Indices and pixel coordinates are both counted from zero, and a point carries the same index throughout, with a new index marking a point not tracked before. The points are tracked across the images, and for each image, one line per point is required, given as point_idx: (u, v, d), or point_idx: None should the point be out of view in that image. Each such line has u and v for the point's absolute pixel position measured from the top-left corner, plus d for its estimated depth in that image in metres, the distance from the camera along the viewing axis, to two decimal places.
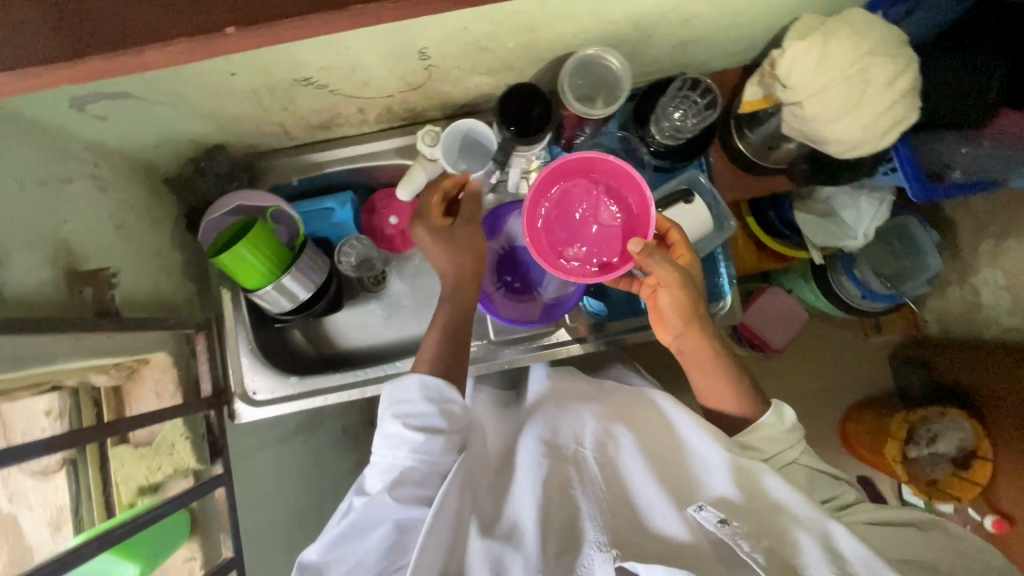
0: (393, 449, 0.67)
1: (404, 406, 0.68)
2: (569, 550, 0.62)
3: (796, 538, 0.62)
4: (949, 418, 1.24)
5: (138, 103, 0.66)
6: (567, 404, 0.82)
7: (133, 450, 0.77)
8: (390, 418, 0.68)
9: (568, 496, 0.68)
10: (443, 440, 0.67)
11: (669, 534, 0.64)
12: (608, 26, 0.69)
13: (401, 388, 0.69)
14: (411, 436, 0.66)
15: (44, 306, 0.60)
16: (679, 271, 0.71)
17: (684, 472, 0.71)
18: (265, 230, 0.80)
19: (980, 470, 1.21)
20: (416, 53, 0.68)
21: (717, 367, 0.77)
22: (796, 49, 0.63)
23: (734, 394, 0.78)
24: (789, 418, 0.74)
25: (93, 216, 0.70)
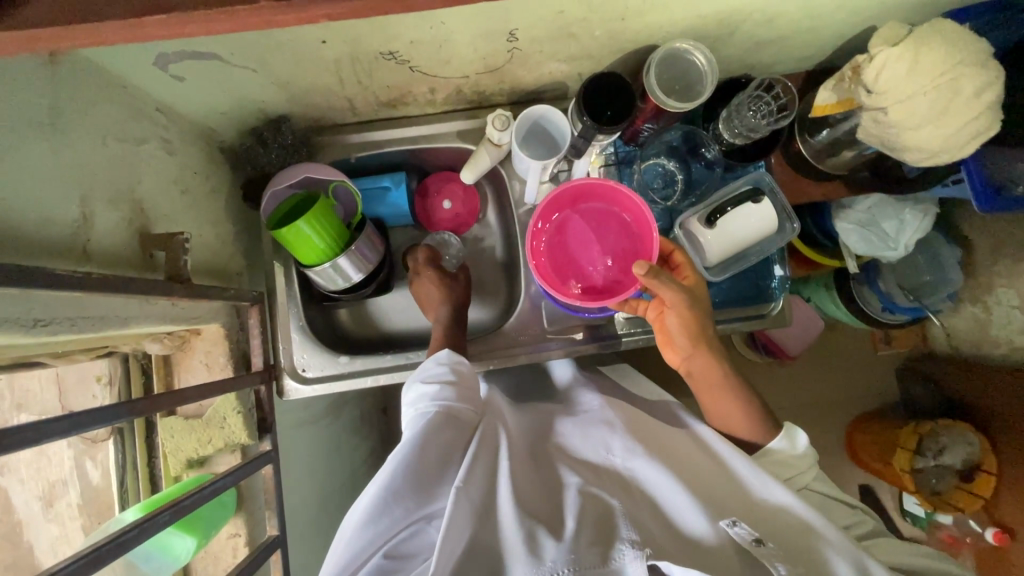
0: (415, 409, 0.69)
1: (426, 372, 0.72)
2: (600, 541, 0.57)
3: (832, 561, 0.57)
4: (958, 431, 1.24)
5: (219, 65, 0.65)
6: (597, 408, 0.79)
7: (183, 422, 0.75)
8: (413, 384, 0.72)
9: (595, 497, 0.63)
10: (455, 390, 0.70)
11: (698, 538, 0.59)
12: (696, 20, 0.69)
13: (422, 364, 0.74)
14: (427, 389, 0.70)
15: (116, 264, 0.59)
16: (684, 291, 0.71)
17: (713, 480, 0.67)
18: (328, 205, 0.78)
19: (982, 483, 1.21)
20: (505, 34, 0.67)
21: (725, 385, 0.76)
22: (888, 55, 0.63)
23: (740, 412, 0.76)
24: (801, 442, 0.72)
25: (161, 178, 0.68)
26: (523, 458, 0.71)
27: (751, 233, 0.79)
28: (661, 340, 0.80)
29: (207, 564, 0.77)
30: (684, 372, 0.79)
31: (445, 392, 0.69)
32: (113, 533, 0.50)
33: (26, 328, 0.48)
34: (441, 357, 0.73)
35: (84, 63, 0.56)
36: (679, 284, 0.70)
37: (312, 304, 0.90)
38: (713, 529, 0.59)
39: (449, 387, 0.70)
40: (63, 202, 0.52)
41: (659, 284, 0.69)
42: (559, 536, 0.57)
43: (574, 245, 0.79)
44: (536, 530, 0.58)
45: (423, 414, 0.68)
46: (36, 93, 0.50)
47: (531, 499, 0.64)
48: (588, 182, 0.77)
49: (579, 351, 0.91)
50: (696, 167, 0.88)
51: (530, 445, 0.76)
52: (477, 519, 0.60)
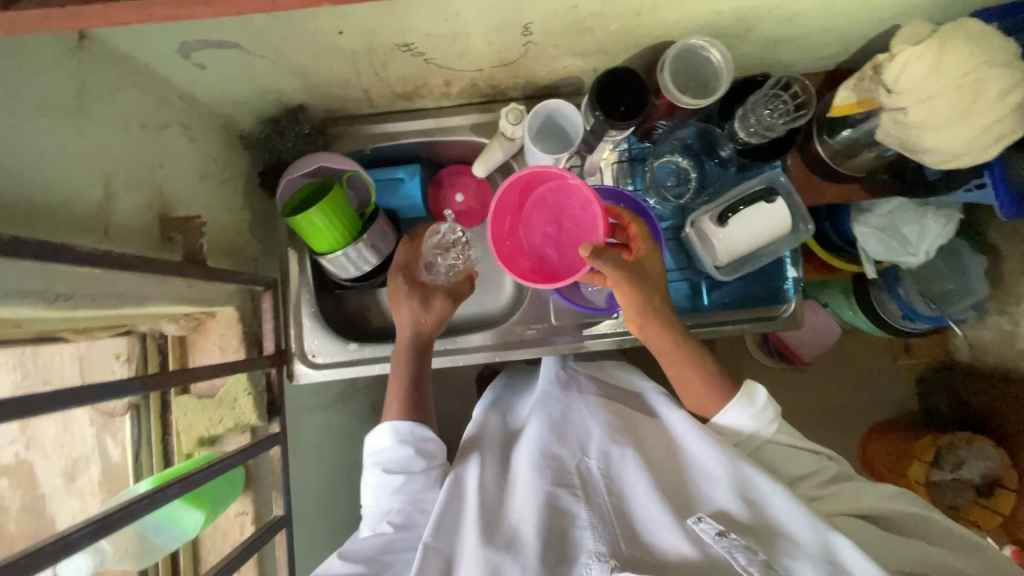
0: (381, 499, 0.71)
1: (383, 454, 0.73)
2: (563, 560, 0.58)
3: (796, 558, 0.57)
4: (977, 445, 1.21)
5: (239, 54, 0.66)
6: (571, 407, 0.78)
7: (195, 401, 0.78)
8: (373, 467, 0.73)
9: (565, 505, 0.63)
10: (422, 479, 0.72)
11: (665, 546, 0.58)
12: (713, 16, 0.69)
13: (377, 438, 0.74)
14: (390, 479, 0.71)
15: (136, 244, 0.61)
16: (625, 270, 0.69)
17: (684, 482, 0.67)
18: (341, 194, 0.79)
19: (1003, 500, 1.18)
20: (520, 27, 0.68)
21: (682, 354, 0.73)
22: (910, 53, 0.62)
23: (703, 386, 0.73)
24: (760, 399, 0.70)
25: (182, 164, 0.70)
26: (493, 469, 0.73)
27: (762, 232, 0.78)
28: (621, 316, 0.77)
29: (215, 540, 0.80)
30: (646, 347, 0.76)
31: (412, 484, 0.71)
32: (125, 501, 0.52)
33: (50, 302, 0.50)
34: (400, 436, 0.73)
35: (109, 49, 0.58)
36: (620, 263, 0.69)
37: (325, 292, 0.92)
38: (686, 539, 0.58)
39: (415, 478, 0.72)
40: (86, 182, 0.54)
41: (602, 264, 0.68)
42: (522, 557, 0.59)
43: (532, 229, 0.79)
44: (504, 556, 0.59)
45: (387, 508, 0.71)
46: (64, 77, 0.52)
47: (501, 519, 0.65)
48: (534, 170, 0.76)
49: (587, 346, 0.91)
50: (710, 165, 0.87)
51: (501, 450, 0.77)
52: (446, 561, 0.63)
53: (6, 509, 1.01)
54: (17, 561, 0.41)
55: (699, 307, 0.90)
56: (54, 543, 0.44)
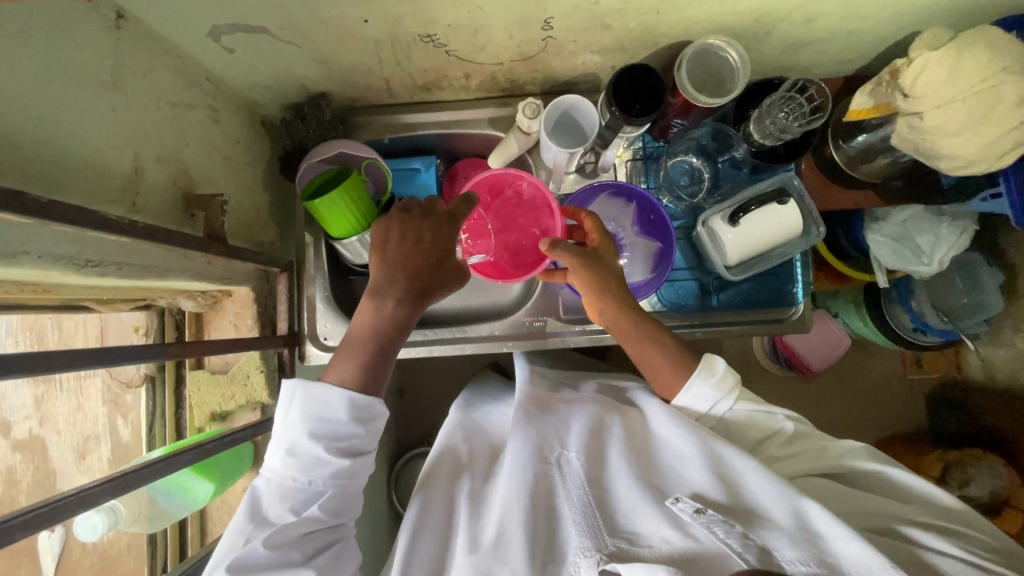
0: (312, 473, 0.61)
1: (328, 425, 0.62)
2: (552, 559, 0.59)
3: (770, 527, 0.57)
4: (987, 463, 1.20)
5: (267, 39, 0.68)
6: (546, 400, 0.77)
7: (209, 376, 0.80)
8: (308, 437, 0.61)
9: (548, 504, 0.64)
10: (362, 462, 0.64)
11: (647, 532, 0.58)
12: (732, 17, 0.69)
13: (322, 402, 0.62)
14: (332, 458, 0.61)
15: (161, 218, 0.63)
16: (584, 255, 0.71)
17: (659, 466, 0.66)
18: (359, 181, 0.81)
19: (1010, 520, 1.16)
20: (541, 22, 0.69)
21: (642, 336, 0.72)
22: (928, 58, 0.63)
23: (665, 362, 0.72)
24: (718, 369, 0.70)
25: (207, 144, 0.73)
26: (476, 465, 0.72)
27: (771, 235, 0.78)
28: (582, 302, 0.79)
29: (222, 514, 0.81)
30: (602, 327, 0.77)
31: (353, 468, 0.63)
32: (139, 464, 0.54)
33: (78, 267, 0.52)
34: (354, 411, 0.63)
35: (144, 29, 0.60)
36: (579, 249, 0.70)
37: (338, 277, 0.93)
38: (669, 525, 0.58)
39: (357, 463, 0.63)
40: (117, 156, 0.56)
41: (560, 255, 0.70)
42: (508, 555, 0.59)
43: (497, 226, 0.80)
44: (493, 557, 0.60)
45: (317, 487, 0.61)
46: (101, 53, 0.54)
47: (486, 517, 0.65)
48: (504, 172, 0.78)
49: (597, 339, 0.91)
50: (722, 166, 0.87)
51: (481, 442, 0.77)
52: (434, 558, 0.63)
53: (19, 482, 1.03)
54: (37, 511, 0.43)
55: (708, 307, 0.90)
56: (71, 497, 0.46)
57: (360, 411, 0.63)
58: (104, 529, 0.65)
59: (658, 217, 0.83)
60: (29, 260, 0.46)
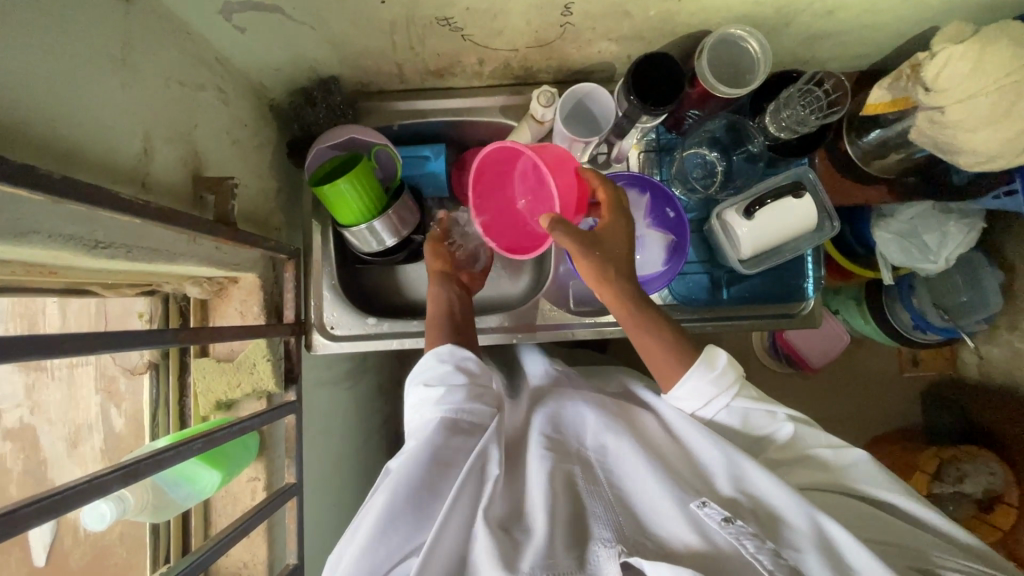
0: (422, 416, 0.67)
1: (427, 373, 0.70)
2: (575, 543, 0.57)
3: (799, 544, 0.56)
4: (981, 460, 1.21)
5: (279, 19, 0.66)
6: (568, 404, 0.79)
7: (214, 364, 0.78)
8: (416, 386, 0.70)
9: (571, 495, 0.64)
10: (463, 393, 0.68)
11: (671, 534, 0.57)
12: (753, 6, 0.69)
13: (422, 364, 0.72)
14: (431, 394, 0.68)
15: (171, 200, 0.61)
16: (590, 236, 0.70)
17: (685, 468, 0.66)
18: (369, 166, 0.79)
19: (1002, 515, 1.18)
20: (560, 7, 0.68)
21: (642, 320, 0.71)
22: (952, 52, 0.62)
23: (661, 351, 0.71)
24: (718, 361, 0.68)
25: (215, 126, 0.71)
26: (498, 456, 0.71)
27: (786, 230, 0.78)
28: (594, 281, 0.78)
29: (227, 504, 0.80)
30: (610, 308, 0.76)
31: (454, 396, 0.67)
32: (151, 451, 0.53)
33: (88, 248, 0.50)
34: (441, 354, 0.71)
35: (153, 5, 0.58)
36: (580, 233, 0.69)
37: (345, 266, 0.92)
38: (692, 528, 0.57)
39: (455, 389, 0.68)
40: (128, 135, 0.55)
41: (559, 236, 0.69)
42: (529, 539, 0.57)
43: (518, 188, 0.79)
44: (514, 539, 0.58)
45: (430, 421, 0.66)
46: (111, 27, 0.52)
47: (512, 504, 0.64)
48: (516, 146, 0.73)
49: (606, 331, 0.91)
50: (737, 159, 0.86)
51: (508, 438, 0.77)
52: (463, 529, 0.59)
53: (9, 471, 1.01)
54: (51, 497, 0.42)
55: (719, 301, 0.90)
56: (85, 484, 0.45)
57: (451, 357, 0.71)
58: (111, 518, 0.63)
59: (675, 213, 0.82)
60: (39, 240, 0.45)
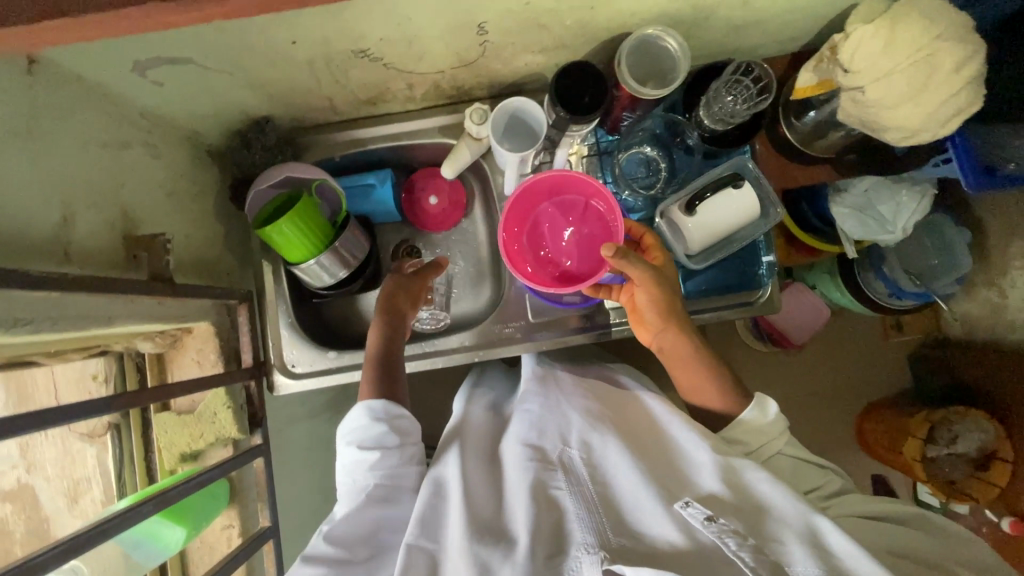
0: (353, 479, 0.69)
1: (356, 433, 0.70)
2: (556, 553, 0.58)
3: (782, 537, 0.57)
4: (971, 419, 1.21)
5: (195, 70, 0.66)
6: (553, 400, 0.78)
7: (175, 417, 0.78)
8: (345, 446, 0.70)
9: (551, 499, 0.64)
10: (398, 455, 0.70)
11: (655, 533, 0.58)
12: (668, 6, 0.68)
13: (351, 415, 0.72)
14: (364, 457, 0.68)
15: (100, 265, 0.62)
16: (654, 270, 0.74)
17: (671, 468, 0.66)
18: (311, 204, 0.80)
19: (999, 472, 1.18)
20: (475, 28, 0.68)
21: (695, 357, 0.76)
22: (862, 32, 0.62)
23: (711, 388, 0.76)
24: (772, 410, 0.71)
25: (146, 182, 0.71)
26: (477, 463, 0.72)
27: (717, 228, 0.79)
28: (635, 320, 0.81)
29: (204, 554, 0.80)
30: (657, 349, 0.80)
31: (386, 461, 0.69)
32: (95, 521, 0.52)
33: (8, 328, 0.50)
34: (373, 411, 0.71)
35: (59, 72, 0.58)
36: (648, 264, 0.73)
37: (302, 302, 0.92)
38: (674, 525, 0.58)
39: (388, 453, 0.69)
40: (43, 208, 0.54)
41: (627, 265, 0.72)
42: (512, 552, 0.58)
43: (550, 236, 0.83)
44: (494, 552, 0.59)
45: (362, 488, 0.68)
46: (14, 101, 0.52)
47: (486, 510, 0.65)
48: (565, 173, 0.79)
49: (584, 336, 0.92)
50: (678, 154, 0.87)
51: (484, 447, 0.77)
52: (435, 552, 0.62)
53: None
54: None
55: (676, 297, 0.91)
56: (17, 568, 0.44)
57: (381, 414, 0.71)
58: None
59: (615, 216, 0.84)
60: None
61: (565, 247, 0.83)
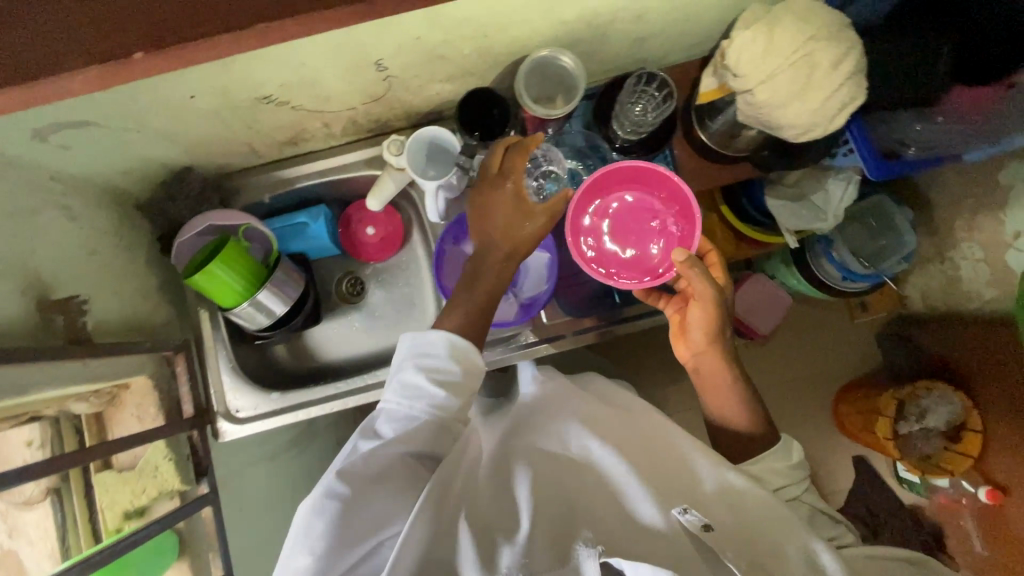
0: (409, 407, 0.64)
1: (428, 358, 0.66)
2: (558, 542, 0.58)
3: (777, 548, 0.60)
4: (938, 392, 1.20)
5: (99, 130, 0.67)
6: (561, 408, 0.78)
7: (116, 476, 0.77)
8: (411, 367, 0.66)
9: (554, 494, 0.64)
10: (456, 402, 0.66)
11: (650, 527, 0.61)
12: (562, 27, 0.70)
13: (426, 337, 0.67)
14: (430, 390, 0.64)
15: (12, 335, 0.62)
16: (715, 291, 0.72)
17: (676, 473, 0.69)
18: (238, 248, 0.81)
19: (973, 442, 1.17)
20: (372, 65, 0.69)
21: (735, 380, 0.77)
22: (743, 37, 0.64)
23: (736, 403, 0.78)
24: (795, 454, 0.73)
25: (63, 244, 0.71)
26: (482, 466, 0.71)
27: None
28: (674, 335, 0.80)
29: None
30: (691, 368, 0.79)
31: (446, 404, 0.65)
32: None
33: None
34: (454, 351, 0.66)
35: None
36: (714, 283, 0.71)
37: (243, 344, 0.92)
38: (666, 520, 0.61)
39: (452, 395, 0.66)
40: None
41: (693, 277, 0.71)
42: (514, 537, 0.58)
43: (623, 228, 0.82)
44: (493, 540, 0.58)
45: (410, 424, 0.64)
46: None
47: (489, 501, 0.65)
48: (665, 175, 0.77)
49: (590, 337, 0.94)
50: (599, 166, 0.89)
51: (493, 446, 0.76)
52: (437, 514, 0.59)
53: None
54: None
55: (610, 305, 0.95)
56: None
57: (457, 352, 0.67)
58: None
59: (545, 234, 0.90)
60: None
61: (632, 242, 0.81)
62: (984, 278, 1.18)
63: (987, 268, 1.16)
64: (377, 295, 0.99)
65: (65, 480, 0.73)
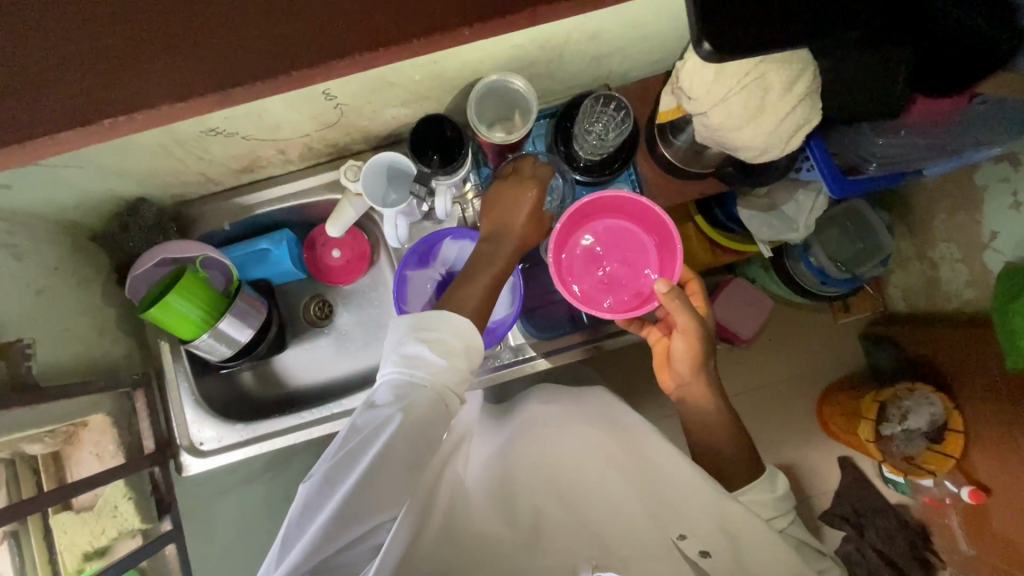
0: (406, 378, 0.60)
1: (429, 331, 0.62)
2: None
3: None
4: (919, 393, 1.18)
5: (39, 170, 0.65)
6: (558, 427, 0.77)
7: (74, 516, 0.76)
8: (411, 338, 0.62)
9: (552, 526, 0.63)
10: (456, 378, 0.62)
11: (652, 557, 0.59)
12: (513, 50, 0.69)
13: (430, 314, 0.64)
14: (429, 362, 0.60)
15: None
16: (696, 321, 0.72)
17: (673, 489, 0.66)
18: (195, 278, 0.79)
19: (953, 443, 1.14)
20: (320, 94, 0.67)
21: (721, 412, 0.77)
22: (695, 61, 0.63)
23: (725, 434, 0.76)
24: (781, 486, 0.71)
25: (6, 285, 0.70)
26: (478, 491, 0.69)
27: None
28: (660, 365, 0.81)
29: None
30: (677, 398, 0.80)
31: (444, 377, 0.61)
32: None
33: None
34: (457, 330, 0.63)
35: None
36: (694, 313, 0.72)
37: (207, 374, 0.91)
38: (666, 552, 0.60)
39: (454, 370, 0.61)
40: None
41: (675, 307, 0.71)
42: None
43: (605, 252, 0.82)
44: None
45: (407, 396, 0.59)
46: None
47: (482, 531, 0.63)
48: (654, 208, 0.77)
49: (575, 354, 0.94)
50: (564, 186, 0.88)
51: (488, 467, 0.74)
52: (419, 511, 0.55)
53: None
54: None
55: (579, 323, 0.95)
56: None
57: (458, 330, 0.64)
58: None
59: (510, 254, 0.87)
60: None
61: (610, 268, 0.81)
62: (962, 279, 1.16)
63: (965, 268, 1.15)
64: (347, 318, 0.98)
65: (23, 522, 0.72)
